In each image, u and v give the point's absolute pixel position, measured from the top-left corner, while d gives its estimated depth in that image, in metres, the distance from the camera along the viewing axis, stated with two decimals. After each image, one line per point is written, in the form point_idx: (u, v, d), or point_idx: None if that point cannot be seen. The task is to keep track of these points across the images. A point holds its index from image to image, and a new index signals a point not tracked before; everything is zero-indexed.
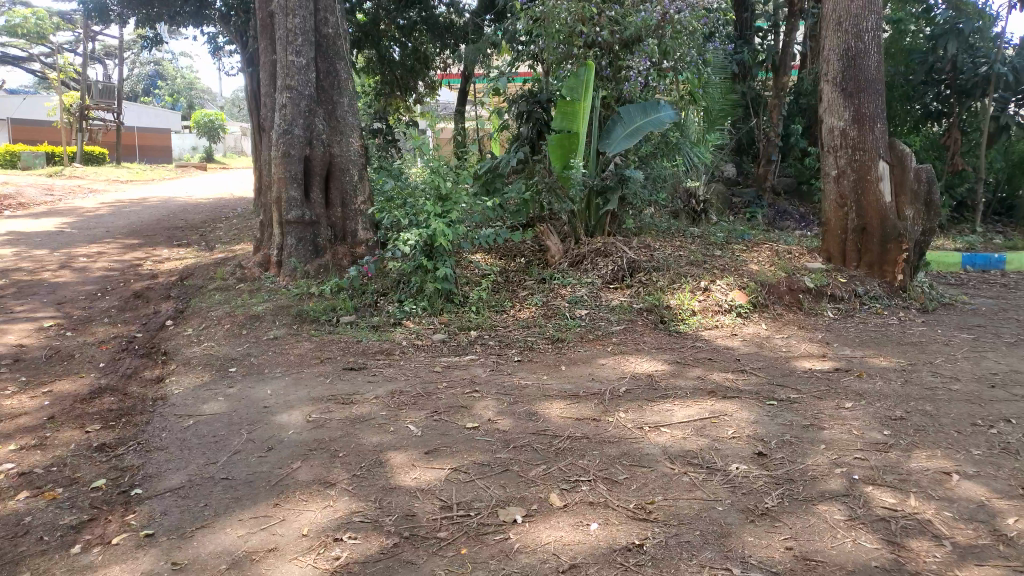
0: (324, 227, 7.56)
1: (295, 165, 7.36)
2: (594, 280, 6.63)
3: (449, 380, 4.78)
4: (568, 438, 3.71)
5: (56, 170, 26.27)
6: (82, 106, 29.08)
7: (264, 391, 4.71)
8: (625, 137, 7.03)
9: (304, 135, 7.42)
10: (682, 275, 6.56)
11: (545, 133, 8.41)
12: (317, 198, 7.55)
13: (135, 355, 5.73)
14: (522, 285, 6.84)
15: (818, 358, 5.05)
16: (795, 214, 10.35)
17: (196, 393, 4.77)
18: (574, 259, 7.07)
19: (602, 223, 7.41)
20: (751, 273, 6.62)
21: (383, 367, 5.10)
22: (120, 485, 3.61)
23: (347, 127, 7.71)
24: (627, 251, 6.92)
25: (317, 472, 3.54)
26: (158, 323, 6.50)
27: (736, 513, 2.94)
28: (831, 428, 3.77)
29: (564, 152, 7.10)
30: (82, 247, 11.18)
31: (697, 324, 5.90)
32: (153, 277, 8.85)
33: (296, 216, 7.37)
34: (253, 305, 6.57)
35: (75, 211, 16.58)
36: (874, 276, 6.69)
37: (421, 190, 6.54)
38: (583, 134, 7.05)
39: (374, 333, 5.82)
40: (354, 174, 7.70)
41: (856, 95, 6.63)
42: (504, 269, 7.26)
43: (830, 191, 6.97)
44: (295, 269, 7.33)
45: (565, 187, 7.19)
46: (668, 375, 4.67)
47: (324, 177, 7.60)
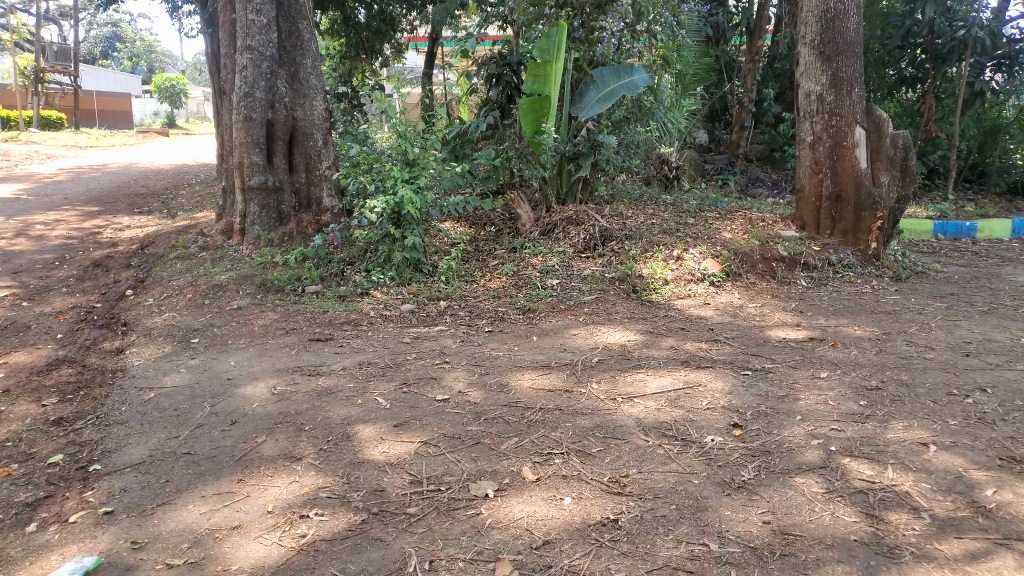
0: (287, 193, 7.38)
1: (257, 129, 7.11)
2: (566, 249, 6.52)
3: (418, 351, 4.67)
4: (541, 410, 3.62)
5: (11, 135, 25.32)
6: (37, 68, 27.99)
7: (228, 363, 4.55)
8: (598, 101, 6.86)
9: (267, 97, 7.17)
10: (654, 243, 6.47)
11: (515, 97, 8.21)
12: (280, 163, 7.36)
13: (94, 325, 5.50)
14: (492, 255, 6.71)
15: (792, 327, 5.02)
16: (767, 182, 10.33)
17: (158, 365, 4.60)
18: (545, 228, 6.94)
19: (574, 190, 7.27)
20: (725, 242, 6.56)
21: (350, 338, 4.96)
22: (78, 461, 3.45)
23: (311, 90, 7.51)
24: (599, 219, 6.79)
25: (282, 446, 3.42)
26: (118, 293, 6.26)
27: (712, 486, 2.89)
28: (805, 398, 3.74)
29: (537, 118, 6.83)
30: (39, 214, 10.77)
31: (670, 294, 5.81)
32: (113, 245, 8.55)
33: (260, 181, 7.11)
34: (216, 274, 6.35)
35: (32, 177, 15.99)
36: (847, 245, 6.70)
37: (390, 155, 6.36)
38: (555, 98, 6.79)
39: (341, 303, 5.67)
40: (318, 139, 7.54)
41: (833, 59, 6.55)
42: (473, 239, 7.12)
43: (805, 158, 6.89)
44: (260, 237, 7.11)
45: (537, 153, 7.01)
46: (641, 345, 4.60)
47: (287, 142, 7.41)
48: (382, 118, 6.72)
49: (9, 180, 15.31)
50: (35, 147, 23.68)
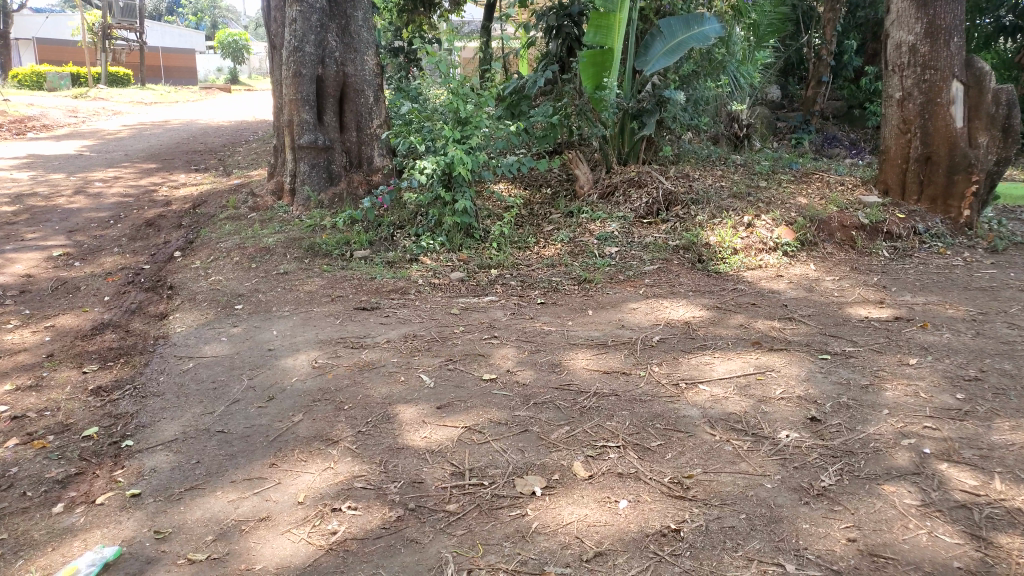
0: (338, 153, 7.16)
1: (307, 86, 6.90)
2: (626, 215, 6.15)
3: (466, 324, 4.42)
4: (595, 395, 3.34)
5: (82, 92, 25.90)
6: (106, 25, 28.49)
7: (270, 332, 4.40)
8: (664, 54, 6.38)
9: (317, 52, 6.92)
10: (723, 209, 6.04)
11: (574, 50, 7.83)
12: (330, 121, 7.14)
13: (141, 289, 5.44)
14: (546, 220, 6.40)
15: (874, 304, 4.57)
16: (845, 142, 9.65)
17: (199, 333, 4.49)
18: (603, 190, 6.57)
19: (636, 149, 6.81)
20: (799, 208, 6.07)
21: (397, 308, 4.75)
22: (111, 436, 3.33)
23: (362, 44, 7.19)
24: (664, 181, 6.39)
25: (319, 427, 3.23)
26: (168, 254, 6.19)
27: (787, 492, 2.58)
28: (892, 388, 3.34)
29: (598, 71, 6.51)
30: (100, 172, 10.89)
31: (739, 264, 5.43)
32: (168, 204, 8.54)
33: (309, 140, 6.93)
34: (265, 236, 6.22)
35: (98, 134, 16.27)
36: (936, 212, 6.12)
37: (443, 113, 6.05)
38: (618, 50, 6.43)
39: (389, 269, 5.46)
40: (369, 95, 7.25)
41: (931, 5, 5.88)
42: (528, 203, 6.81)
43: (892, 116, 6.29)
44: (310, 198, 6.95)
45: (597, 110, 6.60)
46: (707, 323, 4.25)
47: (338, 99, 7.16)
48: (435, 74, 6.42)
49: (76, 138, 15.60)
50: (104, 104, 24.18)
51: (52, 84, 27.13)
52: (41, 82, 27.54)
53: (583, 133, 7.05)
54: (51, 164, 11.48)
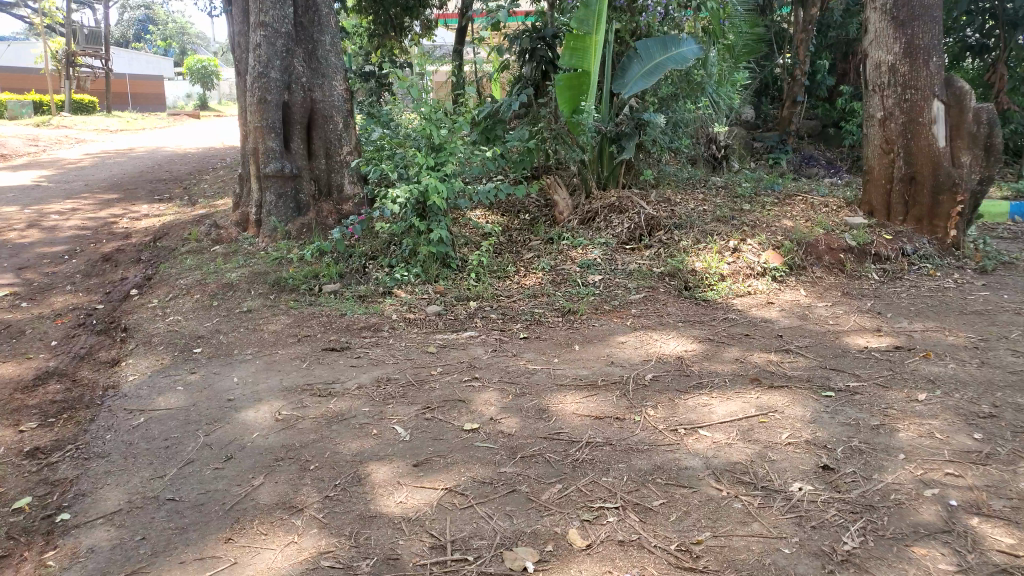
0: (306, 180, 6.85)
1: (273, 112, 6.59)
2: (609, 240, 5.91)
3: (444, 364, 4.11)
4: (587, 446, 3.07)
5: (44, 120, 25.27)
6: (69, 53, 27.96)
7: (231, 379, 4.05)
8: (641, 77, 6.19)
9: (283, 78, 6.62)
10: (708, 234, 5.83)
11: (550, 72, 7.63)
12: (298, 147, 6.82)
13: (91, 332, 5.06)
14: (525, 247, 6.15)
15: (871, 333, 4.35)
16: (822, 160, 9.56)
17: (153, 382, 4.12)
18: (584, 216, 6.34)
19: (616, 173, 6.63)
20: (785, 231, 5.88)
21: (369, 348, 4.43)
22: (45, 508, 2.97)
23: (330, 69, 6.89)
24: (646, 206, 6.19)
25: (281, 492, 2.91)
26: (123, 293, 5.81)
27: (807, 559, 2.31)
28: (905, 429, 3.10)
29: (575, 96, 6.27)
30: (57, 203, 10.44)
31: (727, 291, 5.20)
32: (126, 237, 8.14)
33: (275, 168, 6.61)
34: (227, 271, 5.87)
35: (59, 163, 15.76)
36: (922, 233, 5.95)
37: (415, 139, 5.78)
38: (595, 73, 6.22)
39: (360, 304, 5.14)
40: (339, 121, 6.95)
41: (908, 24, 5.76)
42: (506, 229, 6.55)
43: (874, 135, 6.14)
44: (276, 229, 6.60)
45: (574, 134, 6.39)
46: (700, 359, 3.98)
47: (306, 125, 6.85)
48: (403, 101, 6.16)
49: (35, 167, 15.07)
50: (66, 132, 23.58)
51: (12, 112, 26.46)
52: (1, 111, 26.85)
53: (560, 157, 6.95)
54: (7, 196, 11.00)
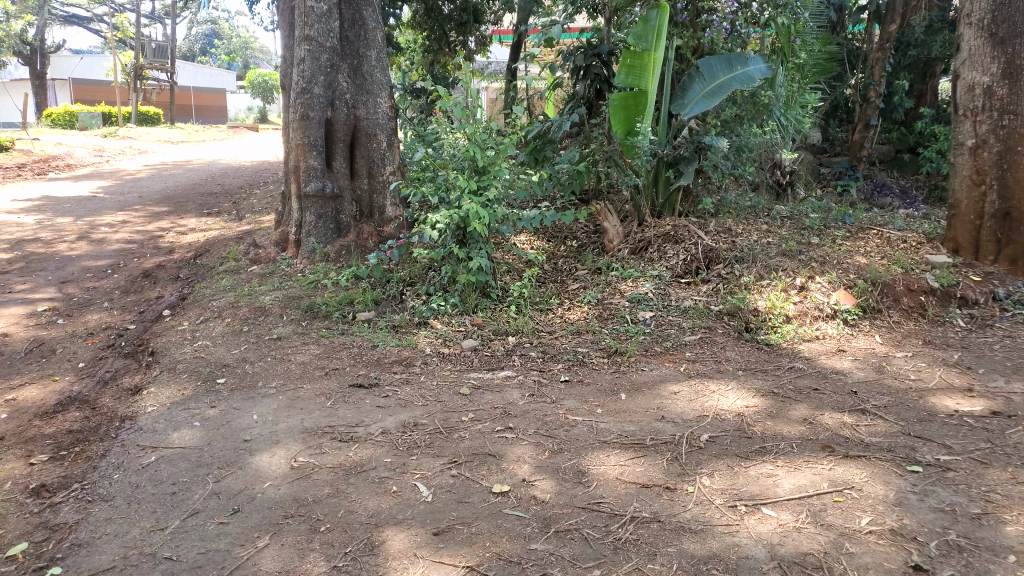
0: (347, 201, 6.64)
1: (315, 130, 6.42)
2: (662, 273, 5.50)
3: (477, 409, 3.76)
4: (632, 522, 2.68)
5: (111, 131, 26.06)
6: (138, 67, 28.83)
7: (251, 415, 3.79)
8: (704, 97, 5.80)
9: (327, 93, 6.45)
10: (772, 268, 5.37)
11: (603, 92, 7.30)
12: (340, 166, 6.62)
13: (119, 355, 4.87)
14: (572, 277, 5.78)
15: (960, 393, 3.84)
16: (895, 190, 8.95)
17: (171, 416, 3.86)
18: (635, 245, 5.92)
19: (672, 201, 6.21)
20: (859, 269, 5.37)
21: (398, 386, 4.11)
22: (38, 557, 2.69)
23: (375, 86, 6.71)
24: (703, 237, 5.74)
25: (286, 557, 2.58)
26: (156, 313, 5.65)
27: None
28: (1014, 521, 2.62)
29: (631, 117, 5.94)
30: (109, 215, 10.51)
31: (793, 335, 4.75)
32: (169, 252, 8.06)
33: (316, 188, 6.42)
34: (262, 294, 5.66)
35: (118, 174, 16.08)
36: (1018, 276, 5.33)
37: (458, 161, 5.49)
38: (653, 93, 5.86)
39: (394, 335, 4.85)
40: (382, 140, 6.75)
41: (1010, 41, 5.24)
42: (553, 257, 6.20)
43: (963, 165, 5.63)
44: (314, 250, 6.39)
45: (629, 157, 6.05)
46: (762, 418, 3.54)
47: (349, 143, 6.67)
48: (440, 121, 5.81)
49: (95, 178, 15.38)
50: (130, 144, 24.24)
51: (83, 123, 27.41)
52: (73, 122, 27.85)
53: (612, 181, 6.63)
54: (63, 207, 11.18)
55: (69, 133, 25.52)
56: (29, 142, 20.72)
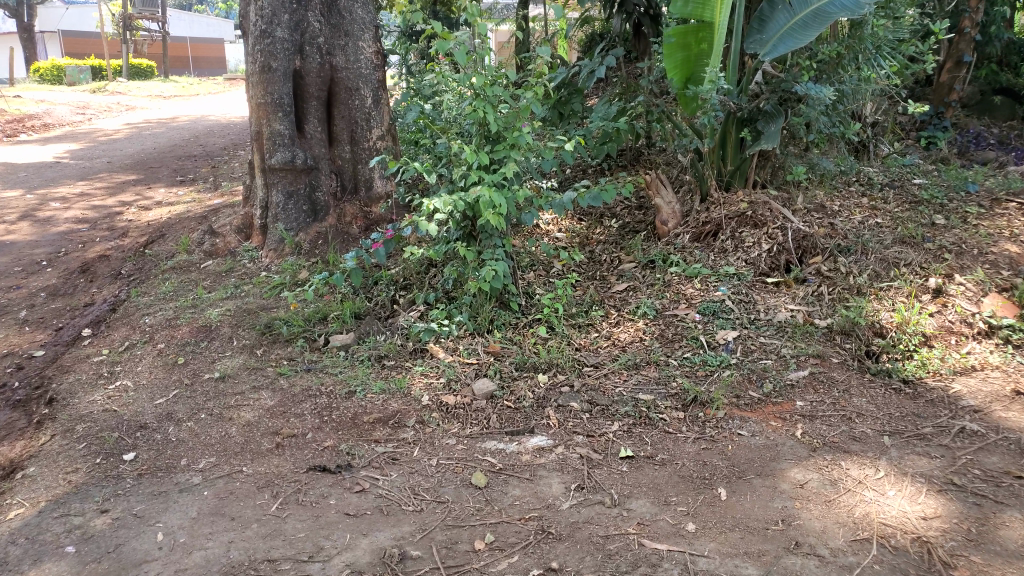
0: (325, 174, 5.25)
1: (279, 85, 5.05)
2: (740, 271, 4.07)
3: (499, 520, 2.45)
4: None
5: (99, 86, 24.55)
6: (125, 16, 27.11)
7: (154, 534, 2.50)
8: (791, 32, 4.28)
9: (293, 36, 5.04)
10: (893, 264, 3.96)
11: (643, 28, 5.87)
12: (314, 130, 5.25)
13: (6, 405, 3.58)
14: (615, 274, 4.40)
15: None
16: (994, 140, 7.40)
17: (39, 531, 2.57)
18: (698, 229, 4.48)
19: (744, 169, 4.64)
20: (1012, 263, 3.93)
21: (379, 472, 2.79)
22: None
23: (356, 25, 5.22)
24: (792, 219, 4.29)
25: None
26: (74, 331, 4.35)
27: None
28: None
29: (691, 60, 4.51)
30: (66, 186, 9.20)
31: (941, 364, 3.35)
32: (121, 236, 6.75)
33: (283, 160, 5.03)
34: (211, 306, 4.34)
35: (93, 133, 14.67)
36: None
37: (463, 125, 4.05)
38: (723, 25, 4.36)
39: (379, 372, 3.52)
40: (367, 95, 5.31)
41: None
42: (587, 244, 4.80)
43: None
44: (283, 239, 5.03)
45: (689, 113, 4.65)
46: (959, 547, 2.18)
47: (324, 100, 5.25)
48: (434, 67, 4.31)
49: (66, 139, 13.99)
50: (116, 99, 22.71)
51: (72, 78, 25.91)
52: (60, 77, 26.33)
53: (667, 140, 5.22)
54: (18, 176, 9.85)
55: (54, 88, 24.06)
56: (6, 99, 19.33)
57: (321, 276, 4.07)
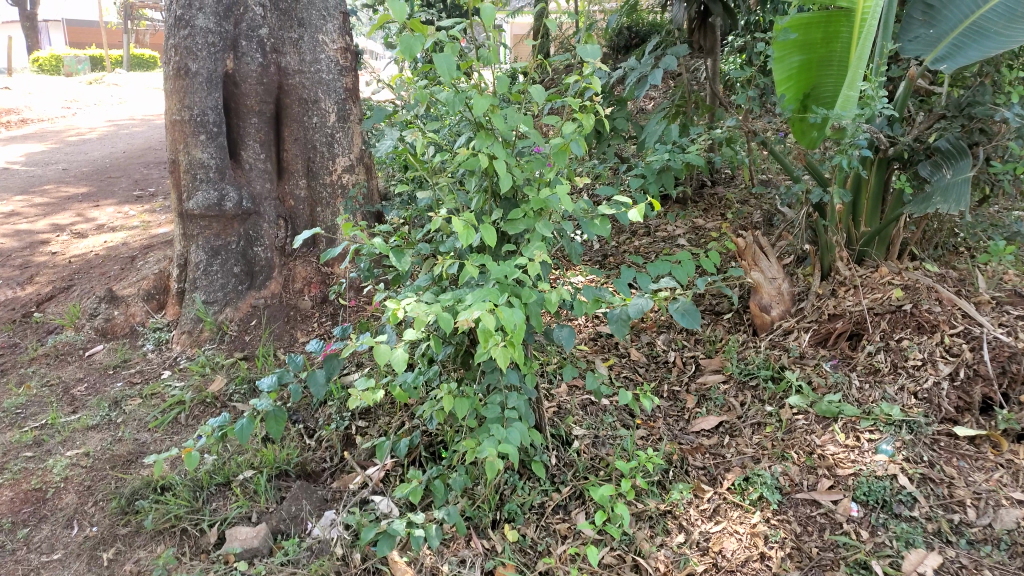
0: (268, 222, 3.71)
1: (200, 95, 3.50)
2: (908, 414, 2.46)
3: None
4: None
5: (92, 76, 23.11)
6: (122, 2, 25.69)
7: None
8: (983, 28, 2.62)
9: (222, 25, 3.50)
10: None
11: (714, 16, 4.29)
12: (253, 159, 3.70)
13: None
14: (695, 395, 2.89)
15: None
16: None
17: None
18: (822, 326, 2.90)
19: (886, 232, 3.00)
20: None
21: None
22: None
23: (314, 9, 3.65)
24: (983, 318, 2.66)
25: None
26: None
27: None
28: None
29: (812, 66, 2.92)
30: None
31: None
32: (26, 279, 5.24)
33: (206, 203, 3.53)
34: (62, 445, 2.79)
35: (64, 131, 13.18)
36: None
37: (456, 174, 2.49)
38: (879, 14, 2.66)
39: None
40: (329, 109, 3.74)
41: None
42: (643, 330, 3.27)
43: None
44: (199, 318, 3.49)
45: (809, 142, 3.04)
46: None
47: (269, 116, 3.71)
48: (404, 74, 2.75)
49: (32, 137, 12.44)
50: (107, 89, 21.16)
51: (66, 68, 24.41)
52: (55, 66, 24.90)
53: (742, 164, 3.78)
54: None
55: (45, 77, 22.65)
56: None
57: (219, 419, 2.39)
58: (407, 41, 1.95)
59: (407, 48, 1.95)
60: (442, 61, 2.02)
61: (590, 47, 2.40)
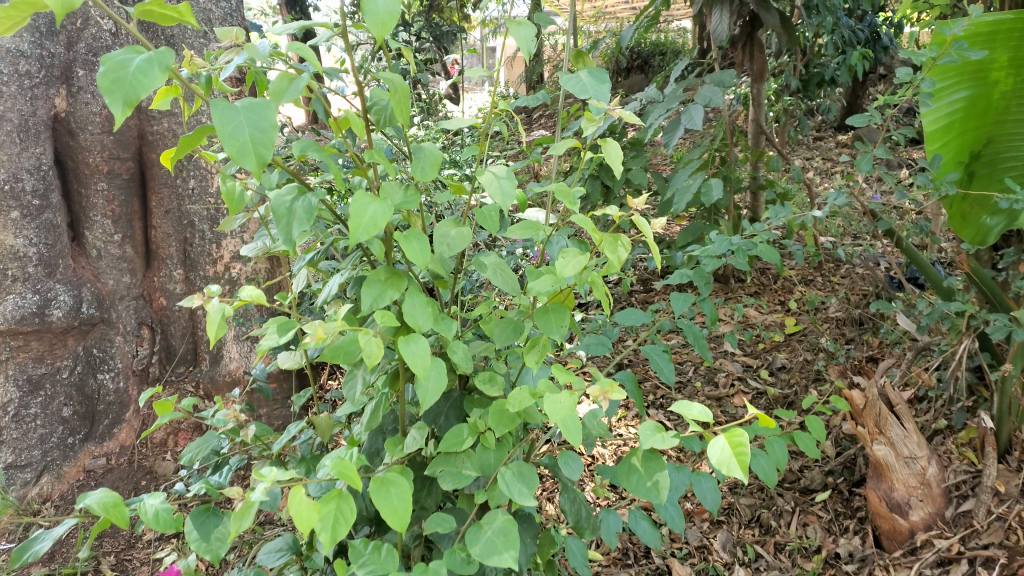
0: (120, 334, 2.54)
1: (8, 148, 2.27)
2: None
3: None
4: None
5: None
6: None
7: None
8: None
9: (45, 46, 2.29)
10: None
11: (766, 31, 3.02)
12: (99, 242, 2.51)
13: None
14: None
15: None
16: None
17: None
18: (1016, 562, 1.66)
19: None
20: None
21: None
22: None
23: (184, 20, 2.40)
24: None
25: None
26: None
27: None
28: None
29: (993, 107, 1.82)
30: None
31: None
32: None
33: (18, 312, 2.29)
34: None
35: None
36: None
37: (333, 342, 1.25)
38: None
39: None
40: (213, 168, 2.51)
41: None
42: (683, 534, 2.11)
43: None
44: None
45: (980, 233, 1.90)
46: None
47: (126, 178, 2.50)
48: None
49: None
50: None
51: None
52: None
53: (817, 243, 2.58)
54: None
55: None
56: None
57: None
58: (124, 59, 0.77)
59: (118, 69, 0.75)
60: (224, 109, 0.77)
61: (579, 73, 1.17)
